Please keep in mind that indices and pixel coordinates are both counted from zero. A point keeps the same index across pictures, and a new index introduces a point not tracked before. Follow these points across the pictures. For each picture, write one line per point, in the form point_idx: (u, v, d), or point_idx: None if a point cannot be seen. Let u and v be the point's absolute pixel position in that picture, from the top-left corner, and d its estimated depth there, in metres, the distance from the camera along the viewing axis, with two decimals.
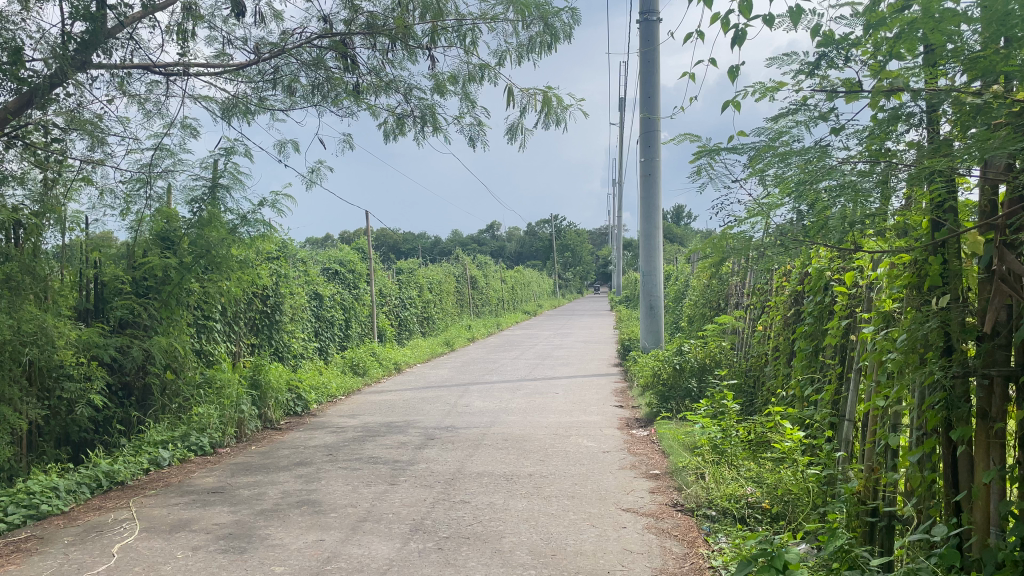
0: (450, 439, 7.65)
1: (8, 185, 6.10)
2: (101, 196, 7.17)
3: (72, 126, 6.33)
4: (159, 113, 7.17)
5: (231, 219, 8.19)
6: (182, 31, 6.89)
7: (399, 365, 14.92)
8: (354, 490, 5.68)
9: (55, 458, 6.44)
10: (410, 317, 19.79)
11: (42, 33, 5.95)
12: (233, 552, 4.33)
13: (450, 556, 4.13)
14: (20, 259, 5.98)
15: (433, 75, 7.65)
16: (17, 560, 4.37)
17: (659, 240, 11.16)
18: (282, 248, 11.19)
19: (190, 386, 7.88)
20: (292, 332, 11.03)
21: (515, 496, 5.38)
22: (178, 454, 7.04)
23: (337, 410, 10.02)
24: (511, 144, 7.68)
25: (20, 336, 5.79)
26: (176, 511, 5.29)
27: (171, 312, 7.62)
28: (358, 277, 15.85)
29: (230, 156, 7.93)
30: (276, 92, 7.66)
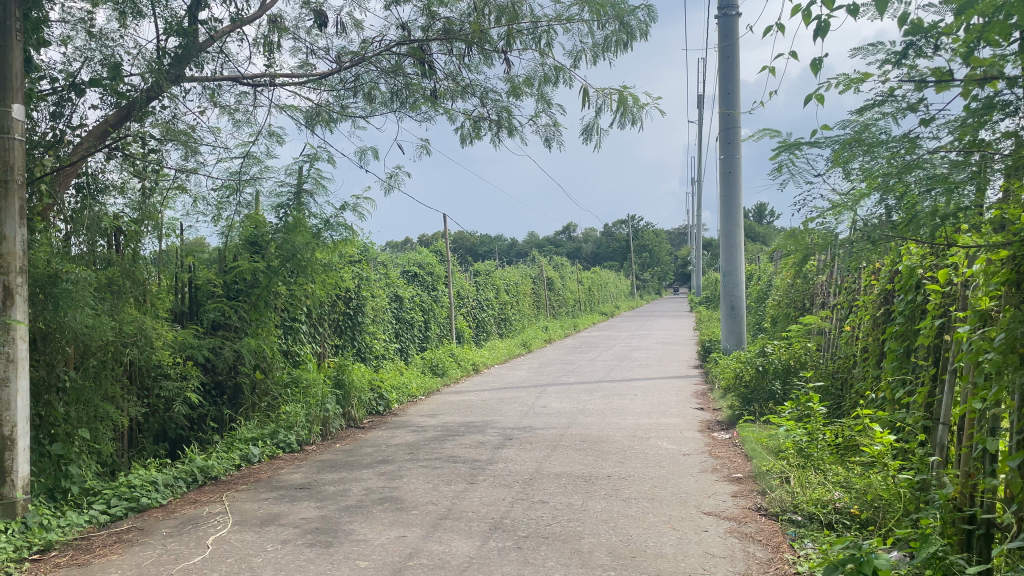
0: (528, 439, 7.68)
1: (108, 194, 6.46)
2: (195, 204, 7.53)
3: (167, 137, 6.66)
4: (248, 122, 7.47)
5: (315, 223, 8.44)
6: (268, 43, 7.16)
7: (477, 366, 15.06)
8: (434, 488, 5.78)
9: (154, 453, 6.78)
10: (487, 318, 19.97)
11: (139, 49, 6.29)
12: (320, 546, 4.47)
13: (529, 555, 4.16)
14: (121, 264, 6.28)
15: (509, 78, 7.72)
16: (120, 549, 4.62)
17: (740, 238, 10.93)
18: (363, 252, 11.47)
19: (279, 385, 8.16)
20: (373, 333, 11.30)
21: (594, 497, 5.37)
22: (268, 450, 7.31)
23: (418, 410, 10.21)
24: (586, 145, 7.67)
25: (121, 337, 6.12)
26: (266, 506, 5.49)
27: (259, 314, 7.91)
28: (436, 279, 16.12)
29: (314, 163, 8.18)
30: (356, 100, 7.87)
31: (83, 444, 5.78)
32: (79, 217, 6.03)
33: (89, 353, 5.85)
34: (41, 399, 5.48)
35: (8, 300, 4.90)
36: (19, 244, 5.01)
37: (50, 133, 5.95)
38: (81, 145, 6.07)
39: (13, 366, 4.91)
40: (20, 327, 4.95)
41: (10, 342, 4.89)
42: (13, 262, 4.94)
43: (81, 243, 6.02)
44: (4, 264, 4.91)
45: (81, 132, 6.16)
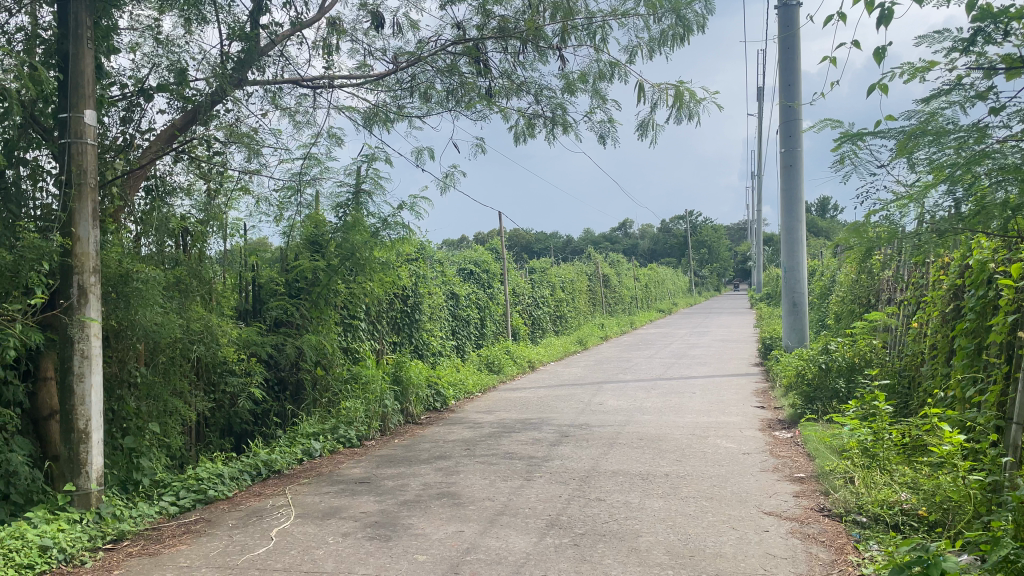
0: (585, 437, 7.66)
1: (175, 196, 6.68)
2: (258, 205, 7.74)
3: (231, 139, 6.84)
4: (308, 123, 7.63)
5: (373, 223, 8.57)
6: (327, 45, 7.30)
7: (533, 363, 15.08)
8: (491, 484, 5.82)
9: (220, 446, 7.03)
10: (543, 316, 19.98)
11: (204, 54, 6.49)
12: (380, 539, 4.55)
13: (586, 553, 4.15)
14: (188, 264, 6.52)
15: (564, 74, 7.70)
16: (188, 540, 4.79)
17: (802, 233, 10.69)
18: (421, 250, 11.61)
19: (339, 381, 8.32)
20: (430, 330, 11.42)
21: (652, 496, 5.33)
22: (329, 445, 7.44)
23: (474, 407, 10.27)
24: (642, 141, 7.60)
25: (188, 335, 6.32)
26: (328, 499, 5.61)
27: (320, 312, 8.05)
28: (492, 276, 16.24)
29: (371, 162, 8.32)
30: (413, 100, 7.96)
31: (154, 438, 6.01)
32: (148, 218, 6.26)
33: (158, 350, 6.07)
34: (114, 394, 5.75)
35: (83, 298, 5.11)
36: (92, 244, 5.23)
37: (121, 138, 6.17)
38: (149, 149, 6.27)
39: (88, 362, 5.11)
40: (94, 324, 5.15)
41: (85, 339, 5.09)
42: (86, 262, 5.17)
43: (150, 244, 6.25)
44: (78, 264, 5.14)
45: (149, 136, 6.38)
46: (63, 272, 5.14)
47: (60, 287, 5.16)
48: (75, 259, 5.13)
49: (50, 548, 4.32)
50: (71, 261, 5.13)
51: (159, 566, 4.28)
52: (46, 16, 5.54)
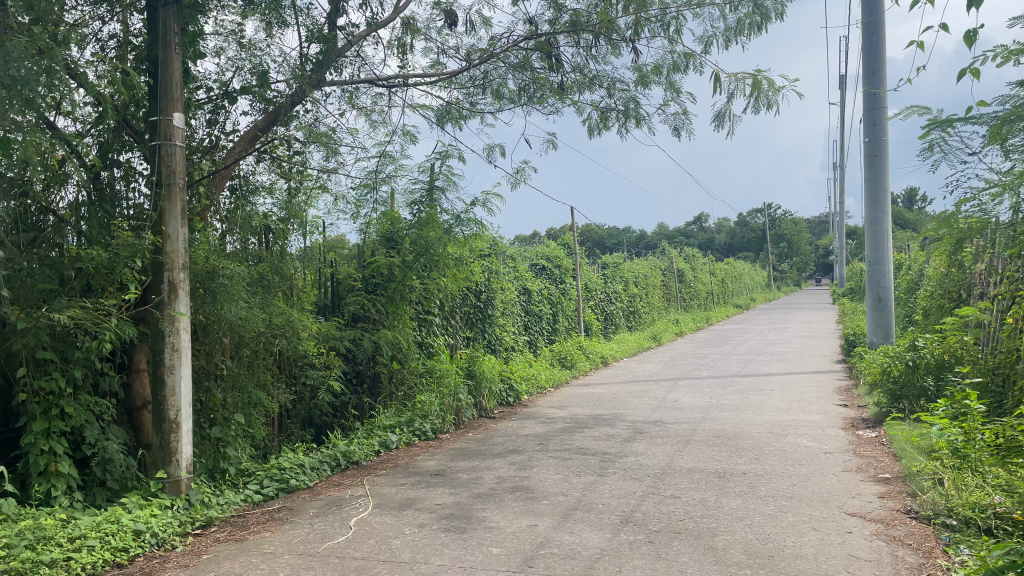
0: (659, 434, 7.58)
1: (258, 194, 6.91)
2: (336, 203, 7.93)
3: (311, 139, 7.03)
4: (383, 122, 7.78)
5: (446, 219, 8.67)
6: (402, 44, 7.42)
7: (607, 359, 15.00)
8: (565, 479, 5.83)
9: (302, 437, 7.26)
10: (616, 311, 19.84)
11: (284, 56, 6.69)
12: (455, 531, 4.61)
13: (661, 550, 4.12)
14: (270, 260, 6.75)
15: (637, 67, 7.63)
16: (272, 527, 4.96)
17: (887, 224, 10.31)
18: (493, 246, 11.71)
19: (414, 375, 8.45)
20: (502, 325, 11.51)
21: (729, 494, 5.23)
22: (405, 438, 7.58)
23: (547, 402, 10.30)
24: (718, 132, 7.45)
25: (272, 329, 6.54)
26: (404, 490, 5.73)
27: (395, 306, 8.27)
28: (564, 271, 16.26)
29: (445, 160, 8.42)
30: (486, 97, 8.01)
31: (240, 428, 6.25)
32: (232, 217, 6.50)
33: (243, 344, 6.30)
34: (202, 386, 6.00)
35: (173, 294, 5.35)
36: (181, 242, 5.46)
37: (207, 139, 6.42)
38: (234, 149, 6.50)
39: (178, 355, 5.35)
40: (184, 318, 5.39)
41: (175, 332, 5.33)
42: (177, 259, 5.43)
43: (235, 241, 6.50)
44: (169, 261, 5.41)
45: (234, 137, 6.62)
46: (154, 269, 5.40)
47: (153, 282, 5.43)
48: (165, 257, 5.39)
49: (143, 532, 4.54)
50: (162, 258, 5.38)
51: (244, 552, 4.45)
52: (136, 23, 5.83)
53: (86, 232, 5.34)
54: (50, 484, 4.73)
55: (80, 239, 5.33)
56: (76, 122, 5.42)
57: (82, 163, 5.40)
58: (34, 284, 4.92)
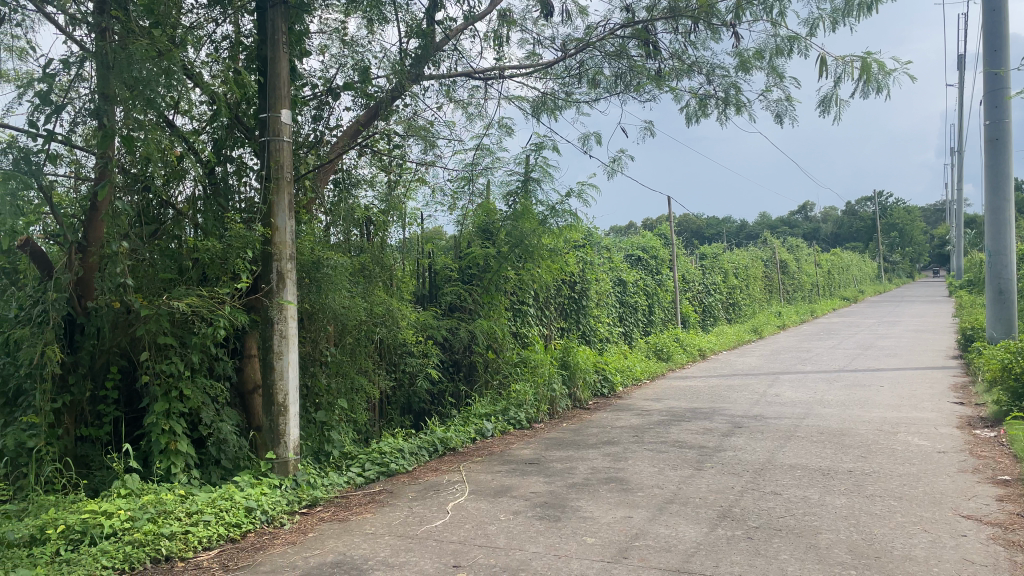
0: (759, 428, 7.39)
1: (360, 187, 7.12)
2: (434, 195, 8.09)
3: (410, 133, 7.20)
4: (480, 115, 7.86)
5: (541, 211, 8.68)
6: (498, 37, 7.48)
7: (704, 351, 14.73)
8: (661, 472, 5.78)
9: (401, 423, 7.48)
10: (715, 303, 19.42)
11: (385, 52, 6.85)
12: (550, 519, 4.65)
13: (761, 546, 4.03)
14: (371, 251, 7.00)
15: (738, 52, 7.43)
16: (373, 509, 5.15)
17: (1011, 212, 9.69)
18: (588, 236, 11.70)
19: (509, 364, 8.54)
20: (597, 316, 11.49)
21: (833, 492, 5.06)
22: (500, 426, 7.65)
23: (643, 394, 10.20)
24: (823, 117, 7.17)
25: (373, 317, 6.77)
26: (499, 478, 5.82)
27: (491, 297, 8.42)
28: (661, 262, 16.07)
29: (540, 151, 8.45)
30: (582, 87, 7.95)
31: (343, 413, 6.49)
32: (336, 209, 6.73)
33: (345, 332, 6.55)
34: (308, 371, 6.28)
35: (281, 283, 5.59)
36: (289, 233, 5.68)
37: (312, 134, 6.66)
38: (337, 143, 6.72)
39: (286, 341, 5.59)
40: (291, 306, 5.62)
41: (283, 320, 5.57)
42: (284, 250, 5.63)
43: (338, 233, 6.74)
44: (277, 252, 5.62)
45: (337, 132, 6.84)
46: (265, 259, 5.66)
47: (263, 272, 5.69)
48: (274, 248, 5.62)
49: (254, 509, 4.79)
50: (271, 249, 5.62)
51: (347, 531, 4.63)
52: (247, 23, 6.09)
53: (201, 225, 5.67)
54: (170, 461, 5.04)
55: (197, 230, 5.68)
56: (193, 121, 5.75)
57: (198, 158, 5.73)
58: (156, 274, 5.37)
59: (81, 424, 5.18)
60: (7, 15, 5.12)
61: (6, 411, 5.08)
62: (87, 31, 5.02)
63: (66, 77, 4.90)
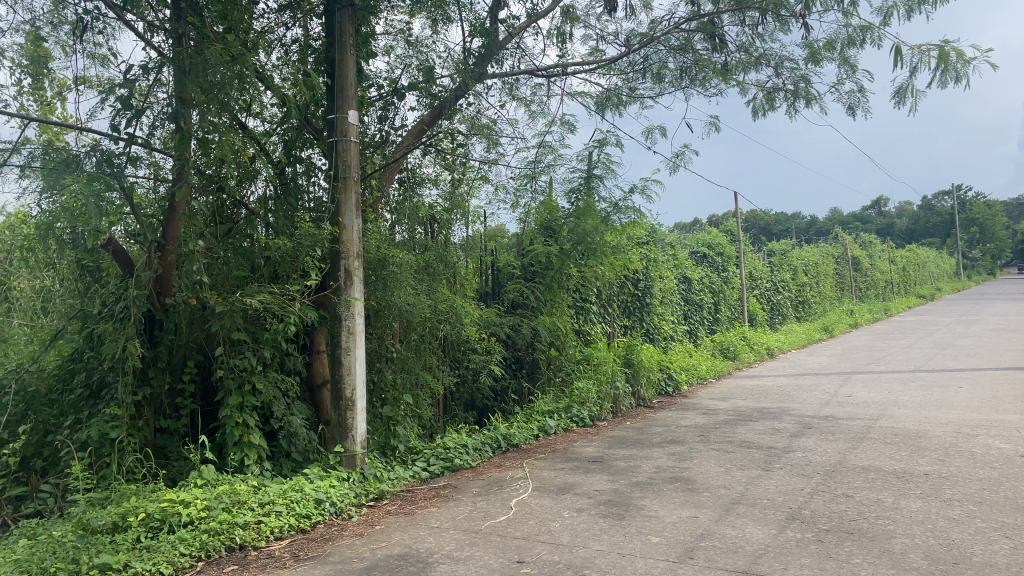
0: (830, 429, 7.20)
1: (425, 186, 7.21)
2: (497, 193, 8.14)
3: (473, 131, 7.26)
4: (542, 113, 7.87)
5: (605, 208, 8.62)
6: (561, 34, 7.48)
7: (772, 350, 14.41)
8: (727, 472, 5.69)
9: (465, 419, 7.55)
10: (784, 301, 18.99)
11: (449, 52, 6.91)
12: (614, 518, 4.64)
13: (831, 550, 3.94)
14: (435, 249, 7.10)
15: (807, 43, 7.25)
16: (438, 503, 5.22)
17: None
18: (651, 233, 11.60)
19: (572, 362, 8.52)
20: (661, 314, 11.38)
21: (908, 496, 4.90)
22: (563, 423, 7.64)
23: (708, 393, 10.04)
24: (897, 109, 6.93)
25: (437, 314, 6.88)
26: (563, 475, 5.83)
27: (554, 294, 8.45)
28: (727, 259, 15.80)
29: (603, 147, 8.41)
30: (646, 82, 7.86)
31: (408, 408, 6.60)
32: (401, 208, 6.84)
33: (410, 329, 6.66)
34: (375, 367, 6.40)
35: (349, 280, 5.70)
36: (356, 232, 5.78)
37: (378, 135, 6.78)
38: (402, 143, 6.83)
39: (354, 337, 5.70)
40: (359, 303, 5.72)
41: (351, 316, 5.68)
42: (352, 248, 5.74)
43: (403, 231, 6.85)
44: (345, 250, 5.74)
45: (402, 132, 6.95)
46: (334, 257, 5.79)
47: (332, 269, 5.82)
48: (342, 246, 5.74)
49: (323, 501, 4.91)
50: (339, 248, 5.74)
51: (413, 525, 4.71)
52: (315, 27, 6.24)
53: (272, 224, 5.84)
54: (243, 453, 5.20)
55: (269, 229, 5.85)
56: (265, 122, 5.92)
57: (270, 160, 5.90)
58: (230, 272, 5.53)
59: (161, 416, 5.41)
60: (88, 23, 5.37)
61: (90, 403, 5.31)
62: (164, 37, 5.24)
63: (145, 82, 5.12)
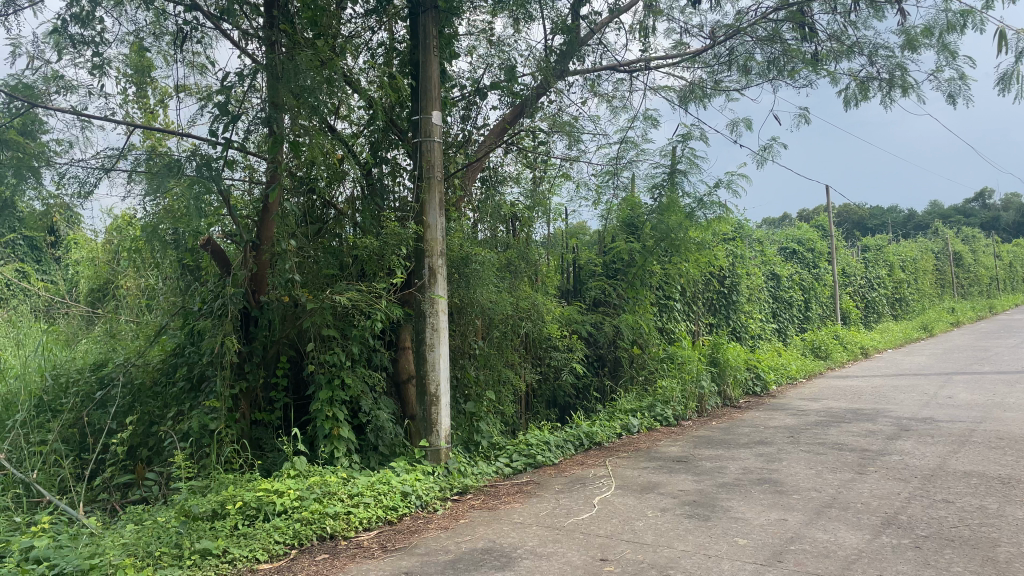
0: (929, 432, 6.90)
1: (506, 184, 7.27)
2: (578, 190, 8.12)
3: (555, 129, 7.27)
4: (625, 108, 7.81)
5: (689, 203, 8.49)
6: (644, 28, 7.40)
7: (867, 350, 13.87)
8: (818, 475, 5.52)
9: (547, 416, 7.59)
10: (880, 298, 18.24)
11: (531, 50, 6.93)
12: (699, 518, 4.57)
13: (930, 557, 3.78)
14: (516, 247, 7.18)
15: (903, 30, 6.94)
16: (521, 499, 5.26)
17: None
18: (737, 229, 11.36)
19: (656, 360, 8.42)
20: (748, 313, 11.13)
21: (1015, 503, 4.64)
22: (646, 422, 7.56)
23: (798, 393, 9.75)
24: (1002, 95, 6.56)
25: (518, 311, 6.95)
26: (646, 474, 5.78)
27: (636, 292, 8.37)
28: (818, 256, 15.31)
29: (687, 142, 8.28)
30: (731, 74, 7.70)
31: (491, 404, 6.67)
32: (483, 206, 6.92)
33: (493, 326, 6.75)
34: (458, 363, 6.50)
35: (432, 278, 5.80)
36: (439, 230, 5.87)
37: (461, 134, 6.86)
38: (484, 142, 6.89)
39: (437, 334, 5.80)
40: (442, 300, 5.82)
41: (434, 313, 5.78)
42: (435, 247, 5.84)
43: (486, 229, 6.94)
44: (429, 249, 5.84)
45: (484, 131, 7.02)
46: (418, 255, 5.90)
47: (417, 267, 5.93)
48: (426, 244, 5.84)
49: (409, 494, 5.02)
50: (423, 246, 5.85)
51: (497, 519, 4.77)
52: (400, 30, 6.38)
53: (360, 223, 6.00)
54: (333, 446, 5.36)
55: (356, 229, 6.02)
56: (352, 125, 6.10)
57: (357, 161, 6.09)
58: (319, 270, 5.74)
59: (256, 409, 5.65)
60: (188, 33, 5.61)
61: (191, 395, 5.60)
62: (258, 44, 5.45)
63: (241, 88, 5.27)
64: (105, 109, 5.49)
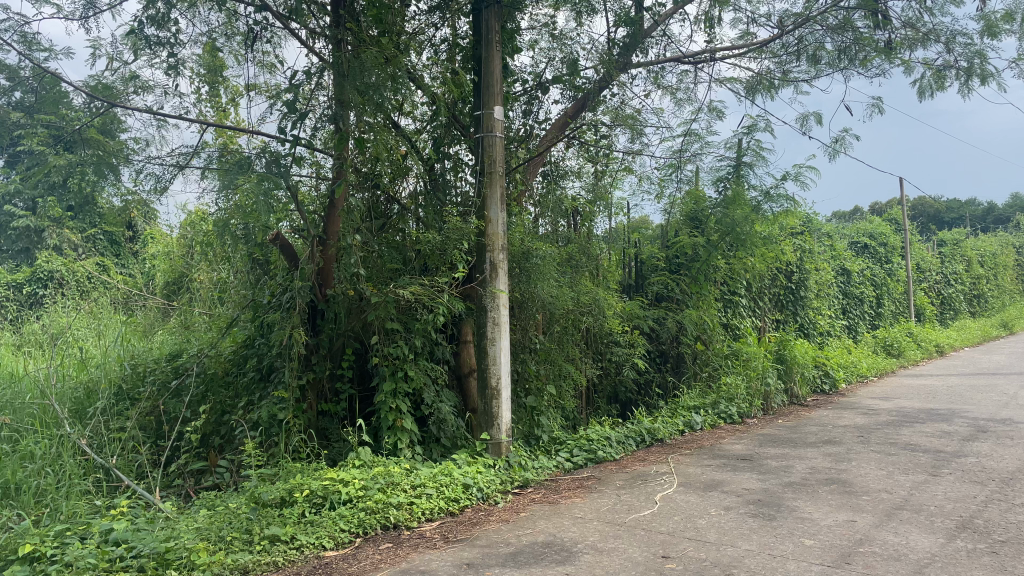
0: (1008, 434, 6.62)
1: (568, 178, 7.25)
2: (640, 183, 8.05)
3: (617, 122, 7.22)
4: (689, 100, 7.71)
5: (755, 196, 8.34)
6: (709, 18, 7.28)
7: (943, 348, 13.37)
8: (889, 476, 5.36)
9: (608, 411, 7.56)
10: (957, 295, 17.56)
11: (593, 43, 6.90)
12: (764, 518, 4.50)
13: (1007, 563, 3.63)
14: (578, 242, 7.18)
15: (983, 15, 6.66)
16: (582, 494, 5.26)
17: None
18: (806, 223, 11.08)
19: (720, 356, 8.29)
20: (817, 309, 10.86)
21: None
22: (710, 419, 7.46)
23: (869, 393, 9.47)
24: None
25: (580, 306, 6.94)
26: (709, 472, 5.70)
27: (700, 287, 8.25)
28: (890, 250, 14.83)
29: (752, 134, 8.13)
30: (800, 64, 7.50)
31: (552, 399, 6.68)
32: (544, 201, 6.94)
33: (554, 320, 6.77)
34: (519, 357, 6.53)
35: (493, 273, 5.84)
36: (500, 225, 5.90)
37: (523, 128, 6.87)
38: (546, 136, 6.89)
39: (498, 328, 5.84)
40: (503, 294, 5.85)
41: (495, 307, 5.81)
42: (497, 241, 5.87)
43: (547, 223, 6.97)
44: (490, 243, 5.87)
45: (546, 125, 7.02)
46: (479, 250, 5.94)
47: (478, 262, 5.98)
48: (487, 239, 5.87)
49: (470, 486, 5.08)
50: (484, 240, 5.89)
51: (557, 514, 4.78)
52: (463, 26, 6.42)
53: (422, 218, 6.08)
54: (396, 437, 5.45)
55: (419, 224, 6.10)
56: (416, 121, 6.19)
57: (420, 156, 6.19)
58: (383, 265, 5.83)
59: (322, 400, 5.79)
60: (258, 33, 5.77)
61: (260, 385, 5.77)
62: (325, 42, 5.58)
63: (308, 86, 5.41)
64: (179, 108, 5.70)
